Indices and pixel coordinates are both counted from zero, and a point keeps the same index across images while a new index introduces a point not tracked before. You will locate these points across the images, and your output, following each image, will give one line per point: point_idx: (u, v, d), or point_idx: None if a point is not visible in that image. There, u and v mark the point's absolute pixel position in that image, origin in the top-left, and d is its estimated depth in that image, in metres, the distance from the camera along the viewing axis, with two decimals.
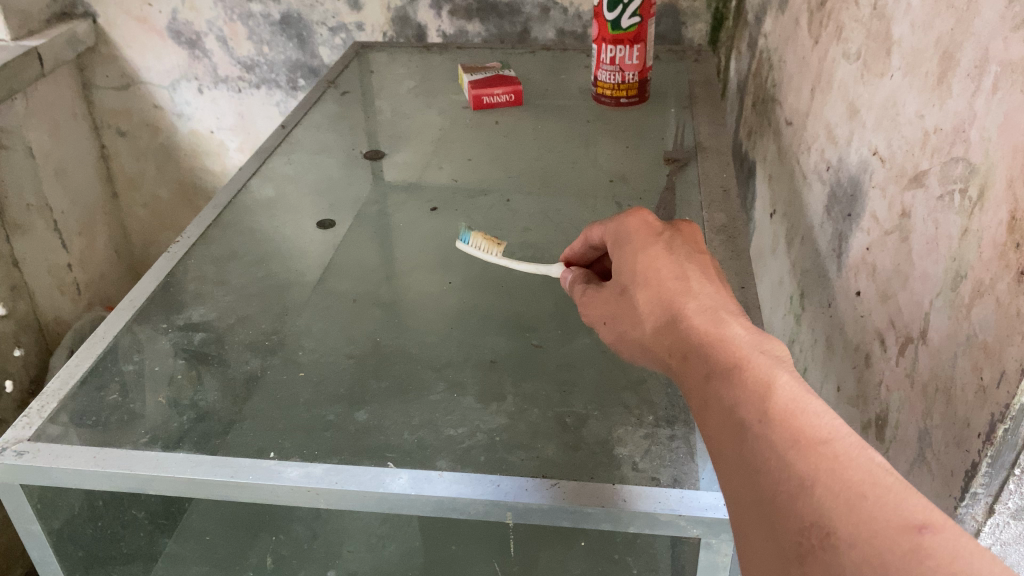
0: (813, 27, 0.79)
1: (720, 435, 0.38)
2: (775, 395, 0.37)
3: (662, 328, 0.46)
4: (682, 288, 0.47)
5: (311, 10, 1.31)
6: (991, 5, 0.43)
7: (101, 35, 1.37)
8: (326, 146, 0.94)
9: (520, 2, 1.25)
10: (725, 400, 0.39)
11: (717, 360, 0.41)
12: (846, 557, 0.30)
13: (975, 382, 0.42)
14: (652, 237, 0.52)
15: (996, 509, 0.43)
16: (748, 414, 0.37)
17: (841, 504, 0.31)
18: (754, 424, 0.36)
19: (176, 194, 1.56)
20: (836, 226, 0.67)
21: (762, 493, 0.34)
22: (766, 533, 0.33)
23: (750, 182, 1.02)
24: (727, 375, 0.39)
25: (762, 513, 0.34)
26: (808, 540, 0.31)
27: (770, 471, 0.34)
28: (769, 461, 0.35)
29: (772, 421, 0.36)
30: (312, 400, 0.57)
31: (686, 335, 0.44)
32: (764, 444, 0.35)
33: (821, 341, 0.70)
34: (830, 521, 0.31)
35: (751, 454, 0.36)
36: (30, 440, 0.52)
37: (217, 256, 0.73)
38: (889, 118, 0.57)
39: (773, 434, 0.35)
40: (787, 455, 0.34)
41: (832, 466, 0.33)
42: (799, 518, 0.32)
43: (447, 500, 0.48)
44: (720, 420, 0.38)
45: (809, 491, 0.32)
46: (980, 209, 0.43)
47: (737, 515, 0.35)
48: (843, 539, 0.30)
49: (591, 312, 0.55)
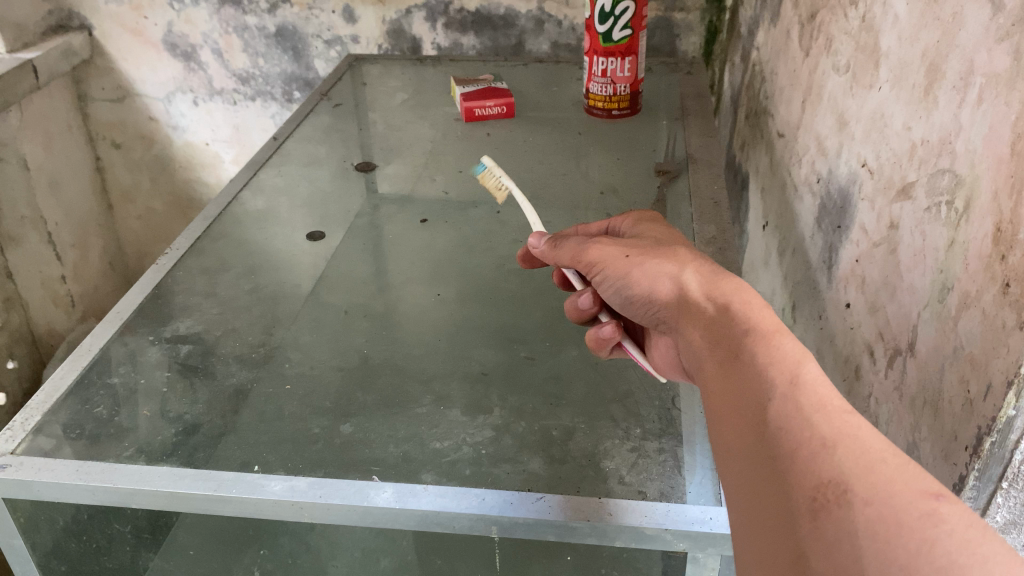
0: (803, 39, 0.79)
1: (747, 389, 0.39)
2: (807, 365, 0.38)
3: (702, 283, 0.47)
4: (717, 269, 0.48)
5: (306, 22, 1.31)
6: (976, 17, 0.43)
7: (96, 48, 1.37)
8: (318, 158, 0.94)
9: (514, 15, 1.25)
10: (758, 359, 0.39)
11: (755, 324, 0.42)
12: (861, 513, 0.30)
13: (962, 395, 0.42)
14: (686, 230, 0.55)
15: (984, 522, 0.43)
16: (779, 375, 0.38)
17: (860, 468, 0.32)
18: (784, 385, 0.37)
19: (171, 207, 1.56)
20: (826, 238, 0.67)
21: (780, 449, 0.35)
22: (781, 486, 0.34)
23: (743, 194, 1.01)
24: (765, 335, 0.40)
25: (778, 468, 0.34)
26: (824, 496, 0.32)
27: (793, 428, 0.35)
28: (791, 420, 0.35)
29: (801, 385, 0.37)
30: (297, 413, 0.57)
31: (730, 293, 0.45)
32: (791, 405, 0.36)
33: (812, 353, 0.69)
34: (848, 478, 0.32)
35: (775, 413, 0.36)
36: (12, 453, 0.51)
37: (205, 268, 0.73)
38: (876, 130, 0.57)
39: (801, 397, 0.36)
40: (811, 418, 0.35)
41: (856, 433, 0.34)
42: (815, 475, 0.33)
43: (431, 514, 0.48)
44: (746, 381, 0.39)
45: (831, 452, 0.33)
46: (966, 221, 0.43)
47: (750, 471, 0.36)
48: (858, 498, 0.31)
49: (597, 251, 0.54)
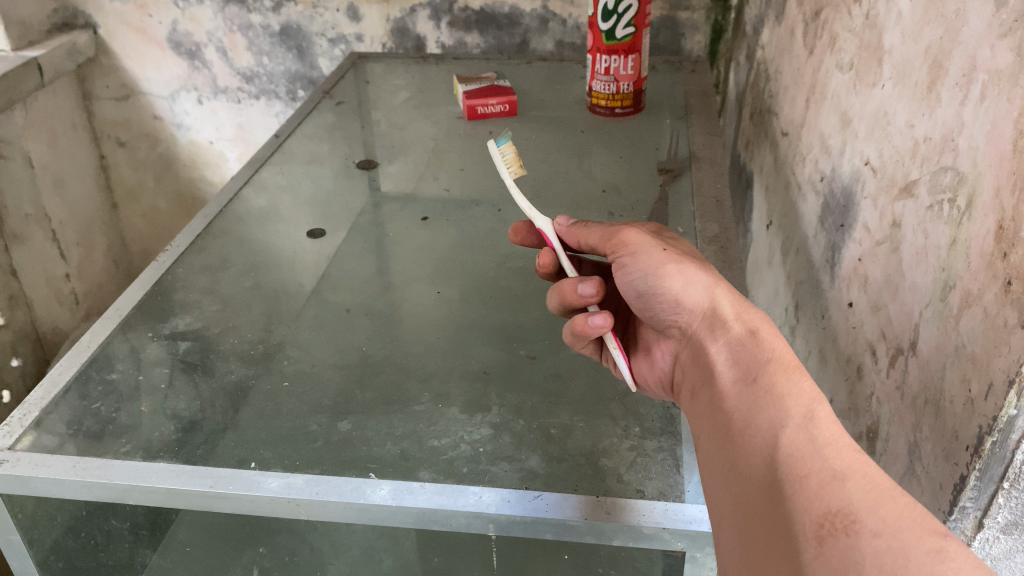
0: (808, 38, 0.78)
1: (763, 416, 0.40)
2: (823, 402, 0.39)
3: (731, 301, 0.48)
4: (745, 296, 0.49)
5: (310, 21, 1.31)
6: (979, 13, 0.42)
7: (101, 46, 1.37)
8: (320, 156, 0.94)
9: (519, 13, 1.25)
10: (778, 388, 0.41)
11: (777, 354, 0.43)
12: (866, 543, 0.31)
13: (964, 394, 0.41)
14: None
15: (985, 523, 0.42)
16: (797, 408, 0.39)
17: (869, 498, 0.33)
18: (801, 418, 0.38)
19: (175, 205, 1.56)
20: (829, 237, 0.67)
21: (790, 478, 0.36)
22: (790, 513, 0.35)
23: (747, 193, 1.01)
24: (786, 367, 0.42)
25: (789, 496, 0.35)
26: (830, 524, 0.33)
27: (806, 458, 0.36)
28: (804, 452, 0.37)
29: (817, 420, 0.38)
30: (295, 410, 0.57)
31: (757, 320, 0.46)
32: (807, 437, 0.37)
33: (815, 353, 0.69)
34: (856, 508, 0.32)
35: (789, 444, 0.38)
36: (8, 449, 0.51)
37: (205, 266, 0.72)
38: (879, 128, 0.57)
39: (817, 431, 0.37)
40: (824, 452, 0.36)
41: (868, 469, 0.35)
42: (824, 504, 0.34)
43: (428, 512, 0.48)
44: (762, 412, 0.40)
45: (841, 483, 0.34)
46: (968, 218, 0.42)
47: (761, 499, 0.37)
48: (865, 527, 0.32)
49: (636, 237, 0.53)
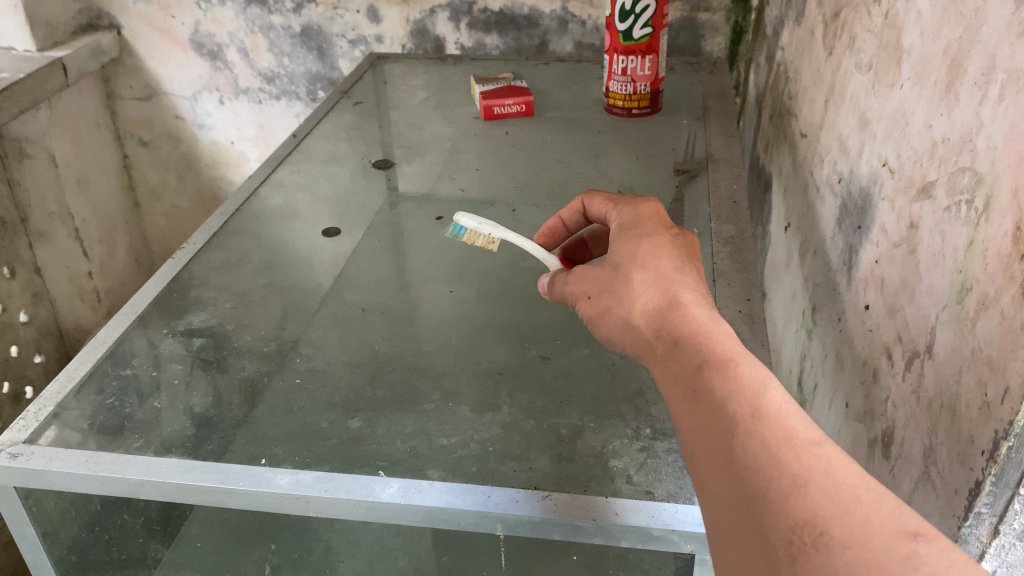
0: (827, 38, 0.78)
1: (709, 423, 0.38)
2: (767, 396, 0.37)
3: (652, 312, 0.45)
4: (681, 282, 0.46)
5: (331, 22, 1.32)
6: (997, 11, 0.42)
7: (125, 47, 1.38)
8: (337, 155, 0.95)
9: (538, 14, 1.25)
10: (717, 392, 0.38)
11: (710, 354, 0.41)
12: (839, 557, 0.30)
13: (979, 398, 0.41)
14: (660, 227, 0.51)
15: (1000, 530, 0.42)
16: (740, 410, 0.37)
17: (834, 507, 0.31)
18: (746, 420, 0.36)
19: (196, 204, 1.57)
20: (846, 239, 0.66)
21: (752, 489, 0.34)
22: (756, 529, 0.33)
23: (766, 195, 1.00)
24: (721, 366, 0.39)
25: (752, 509, 0.34)
26: (800, 539, 0.31)
27: (760, 468, 0.34)
28: (759, 457, 0.35)
29: (765, 418, 0.36)
30: (307, 407, 0.57)
31: (679, 323, 0.43)
32: (756, 442, 0.35)
33: (831, 356, 0.68)
34: (824, 519, 0.31)
35: (739, 449, 0.36)
36: (24, 442, 0.52)
37: (221, 263, 0.73)
38: (898, 128, 0.56)
39: (765, 433, 0.35)
40: (779, 453, 0.34)
41: (825, 469, 0.33)
42: (790, 516, 0.32)
43: (437, 510, 0.48)
44: (707, 412, 0.38)
45: (803, 491, 0.32)
46: (986, 221, 0.42)
47: (722, 509, 0.35)
48: (836, 539, 0.30)
49: (575, 286, 0.52)
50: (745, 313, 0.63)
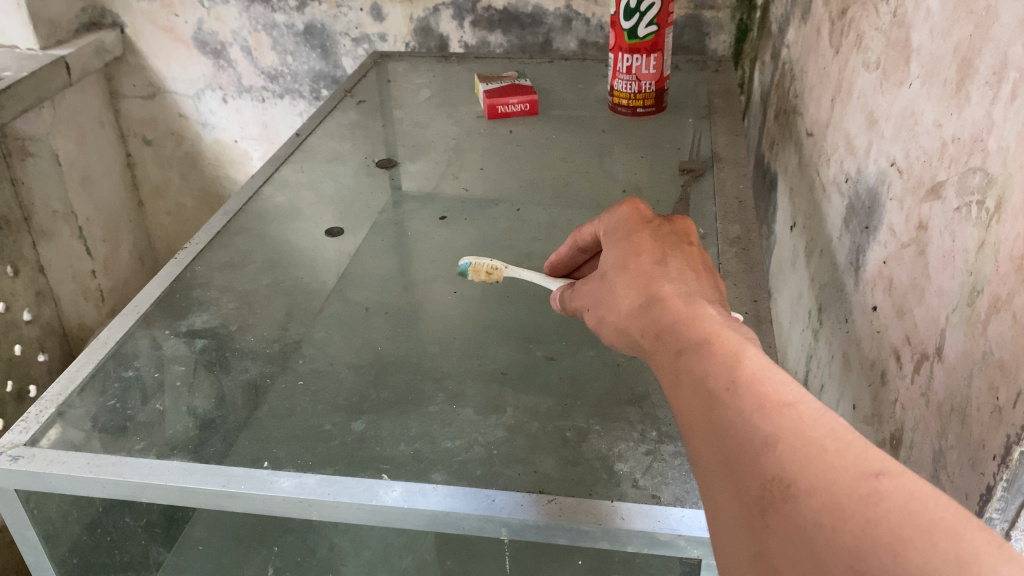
0: (834, 36, 0.77)
1: (692, 401, 0.37)
2: (743, 362, 0.36)
3: (635, 310, 0.45)
4: (660, 272, 0.46)
5: (334, 20, 1.31)
6: (1010, 9, 0.41)
7: (128, 45, 1.38)
8: (340, 154, 0.94)
9: (543, 12, 1.24)
10: (696, 371, 0.38)
11: (689, 337, 0.40)
12: (805, 506, 0.29)
13: (990, 402, 0.40)
14: (642, 223, 0.51)
15: (1012, 535, 0.41)
16: (717, 382, 0.36)
17: (800, 457, 0.31)
18: (721, 391, 0.36)
19: (200, 203, 1.57)
20: (854, 239, 0.65)
21: (730, 454, 0.33)
22: (734, 491, 0.32)
23: (771, 194, 0.99)
24: (700, 344, 0.39)
25: (730, 473, 0.33)
26: (770, 493, 0.31)
27: (735, 432, 0.33)
28: (735, 422, 0.34)
29: (739, 385, 0.35)
30: (310, 408, 0.57)
31: (659, 315, 0.43)
32: (730, 410, 0.34)
33: (838, 357, 0.68)
34: (791, 472, 0.30)
35: (718, 419, 0.35)
36: (26, 444, 0.51)
37: (225, 263, 0.73)
38: (907, 128, 0.55)
39: (738, 399, 0.34)
40: (751, 415, 0.33)
41: (794, 424, 0.32)
42: (760, 474, 0.31)
43: (441, 514, 0.47)
44: (691, 392, 0.38)
45: (772, 449, 0.32)
46: (998, 221, 0.41)
47: (708, 481, 0.35)
48: (801, 490, 0.30)
49: (578, 301, 0.53)
50: (752, 314, 0.62)
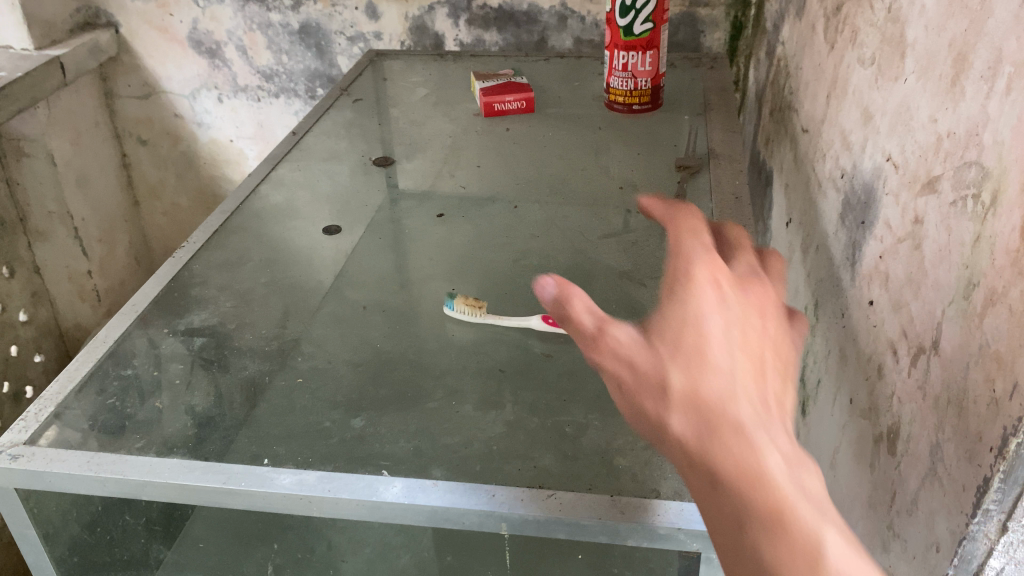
0: (829, 33, 0.77)
1: (695, 467, 0.37)
2: (748, 439, 0.36)
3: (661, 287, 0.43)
4: (696, 256, 0.45)
5: (329, 19, 1.31)
6: (1004, 4, 0.41)
7: (123, 45, 1.38)
8: (337, 153, 0.94)
9: (538, 10, 1.24)
10: (693, 427, 0.37)
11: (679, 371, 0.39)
12: None
13: (987, 394, 0.41)
14: (687, 217, 0.50)
15: (1010, 527, 0.41)
16: (722, 460, 0.36)
17: None
18: (730, 475, 0.36)
19: (196, 202, 1.57)
20: (849, 234, 0.66)
21: (743, 560, 0.35)
22: None
23: (767, 191, 1.00)
24: (693, 386, 0.38)
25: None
26: None
27: (752, 543, 0.35)
28: (750, 528, 0.35)
29: (748, 473, 0.36)
30: (309, 406, 0.57)
31: (671, 309, 0.41)
32: (742, 510, 0.35)
33: (835, 352, 0.68)
34: None
35: (730, 510, 0.35)
36: (25, 443, 0.51)
37: (222, 261, 0.73)
38: (902, 123, 0.56)
39: (752, 494, 0.35)
40: (768, 527, 0.34)
41: (809, 547, 0.34)
42: None
43: (441, 509, 0.47)
44: (688, 446, 0.37)
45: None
46: (993, 215, 0.41)
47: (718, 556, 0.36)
48: None
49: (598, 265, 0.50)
50: None
